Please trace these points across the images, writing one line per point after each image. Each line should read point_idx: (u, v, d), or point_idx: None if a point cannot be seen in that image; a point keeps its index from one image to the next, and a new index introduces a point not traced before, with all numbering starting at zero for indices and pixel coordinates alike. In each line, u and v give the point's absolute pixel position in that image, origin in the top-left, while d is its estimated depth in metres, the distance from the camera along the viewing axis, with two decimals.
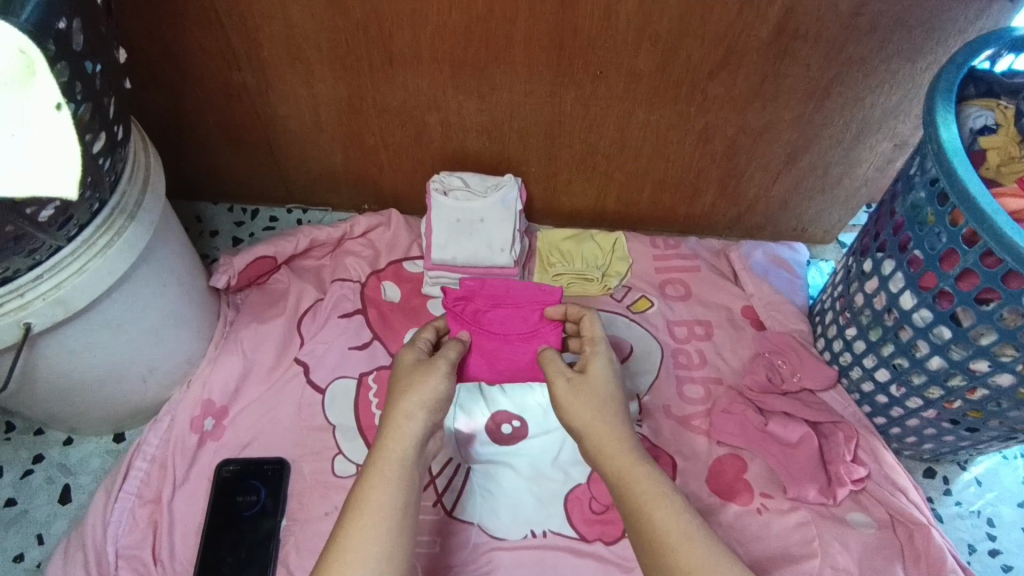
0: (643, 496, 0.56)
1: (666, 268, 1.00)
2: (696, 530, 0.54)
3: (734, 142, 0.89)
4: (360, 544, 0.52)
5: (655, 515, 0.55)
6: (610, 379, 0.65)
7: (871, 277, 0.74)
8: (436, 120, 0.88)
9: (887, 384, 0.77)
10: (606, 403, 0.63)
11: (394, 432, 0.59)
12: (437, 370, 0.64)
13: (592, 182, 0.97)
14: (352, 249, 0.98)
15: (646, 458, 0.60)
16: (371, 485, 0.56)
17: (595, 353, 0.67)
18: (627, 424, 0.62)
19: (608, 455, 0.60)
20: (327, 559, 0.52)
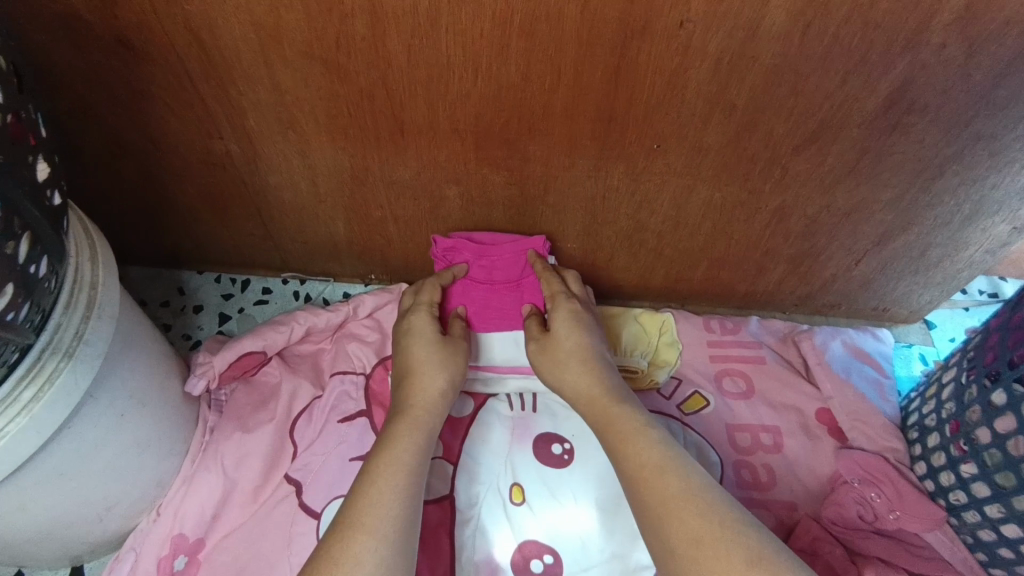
0: (618, 429, 0.59)
1: (723, 357, 0.85)
2: (671, 457, 0.55)
3: (813, 221, 0.73)
4: (382, 496, 0.53)
5: (631, 443, 0.57)
6: (574, 329, 0.68)
7: (1004, 413, 0.59)
8: (456, 193, 0.74)
9: (1016, 541, 0.61)
10: (573, 351, 0.66)
11: (415, 397, 0.63)
12: (455, 347, 0.68)
13: (638, 258, 0.83)
14: (355, 333, 0.85)
15: (622, 392, 0.63)
16: (390, 447, 0.58)
17: (557, 302, 0.71)
18: (599, 365, 0.65)
19: (586, 399, 0.63)
20: (342, 513, 0.53)
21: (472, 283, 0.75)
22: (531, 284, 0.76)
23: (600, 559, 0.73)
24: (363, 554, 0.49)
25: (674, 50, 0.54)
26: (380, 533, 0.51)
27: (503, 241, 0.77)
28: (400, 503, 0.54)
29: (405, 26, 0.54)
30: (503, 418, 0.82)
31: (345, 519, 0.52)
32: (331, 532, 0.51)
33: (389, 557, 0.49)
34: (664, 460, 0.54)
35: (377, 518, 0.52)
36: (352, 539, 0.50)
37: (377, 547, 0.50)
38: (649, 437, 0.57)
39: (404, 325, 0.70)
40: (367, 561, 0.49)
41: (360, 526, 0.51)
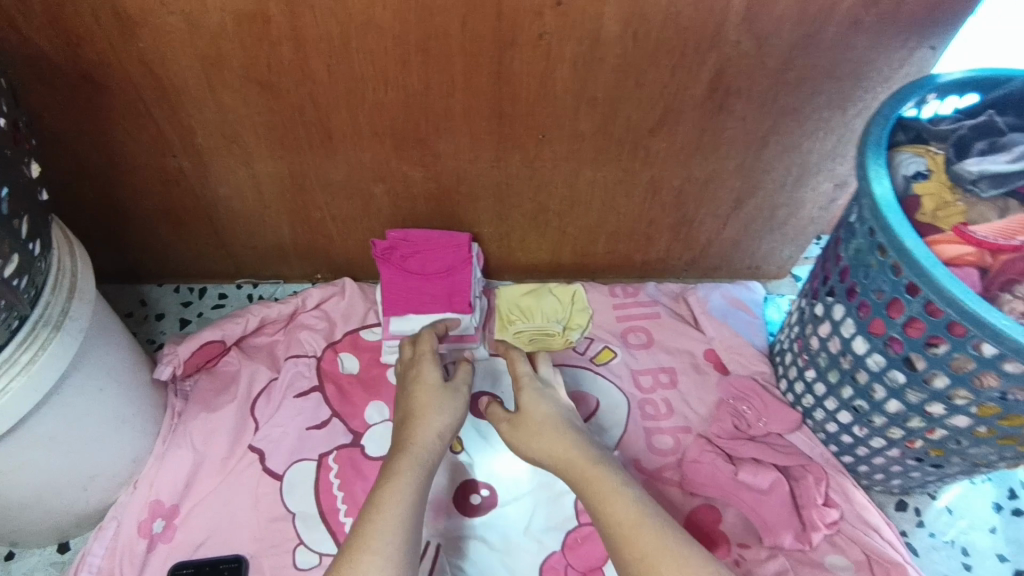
0: (597, 490, 0.61)
1: (627, 316, 1.00)
2: (651, 518, 0.57)
3: (680, 192, 0.90)
4: (388, 526, 0.57)
5: (610, 505, 0.59)
6: (544, 402, 0.70)
7: (824, 321, 0.75)
8: (383, 190, 0.87)
9: (850, 425, 0.77)
10: (546, 424, 0.68)
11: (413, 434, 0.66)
12: (457, 393, 0.71)
13: (546, 238, 0.97)
14: (306, 323, 0.96)
15: (599, 456, 0.64)
16: (393, 482, 0.61)
17: (525, 385, 0.72)
18: (573, 435, 0.67)
19: (564, 466, 0.65)
20: (347, 547, 0.56)
21: (405, 274, 0.86)
22: (456, 279, 0.86)
23: (530, 489, 0.85)
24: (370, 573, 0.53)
25: (540, 56, 0.70)
26: (387, 558, 0.54)
27: (432, 237, 0.87)
28: (402, 529, 0.57)
29: (323, 48, 0.67)
30: None
31: (354, 550, 0.55)
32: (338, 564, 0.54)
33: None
34: (641, 518, 0.57)
35: (382, 543, 0.55)
36: (363, 563, 0.53)
37: (381, 568, 0.53)
38: (627, 497, 0.59)
39: (410, 374, 0.74)
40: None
41: (369, 550, 0.54)
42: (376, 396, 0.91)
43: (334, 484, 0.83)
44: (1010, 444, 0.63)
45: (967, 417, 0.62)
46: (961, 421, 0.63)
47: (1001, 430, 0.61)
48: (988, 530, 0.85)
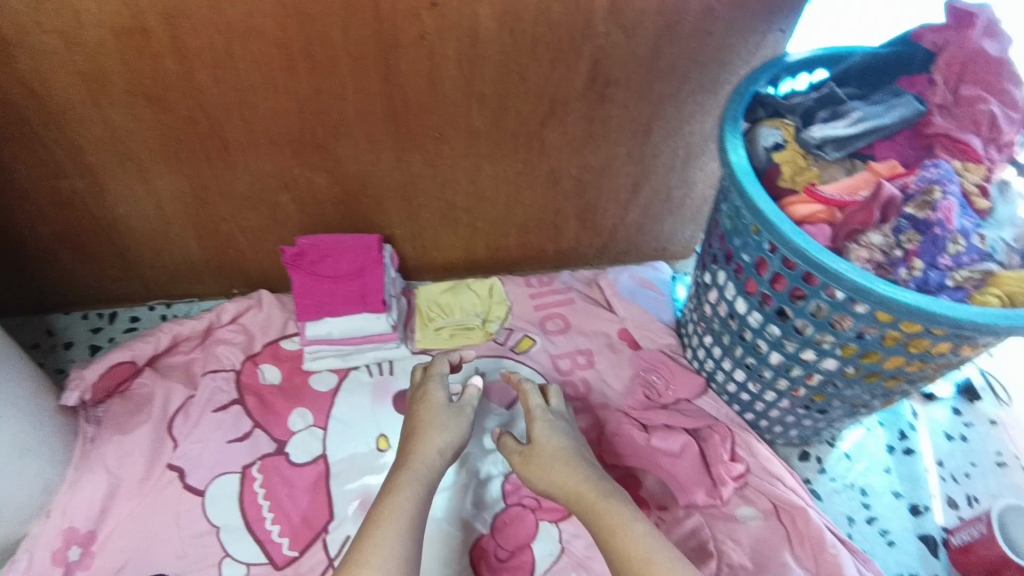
0: (605, 521, 0.64)
1: (544, 304, 1.04)
2: (655, 545, 0.60)
3: (580, 181, 0.94)
4: (386, 537, 0.61)
5: (618, 535, 0.63)
6: (554, 435, 0.75)
7: (711, 288, 0.81)
8: (289, 198, 0.88)
9: (746, 382, 0.83)
10: (555, 456, 0.72)
11: (416, 454, 0.71)
12: (461, 417, 0.77)
13: (458, 235, 1.00)
14: (222, 338, 0.95)
15: (607, 487, 0.68)
16: (395, 497, 0.65)
17: (535, 416, 0.77)
18: (582, 466, 0.71)
19: (573, 498, 0.68)
20: (351, 553, 0.60)
21: (316, 278, 0.87)
22: (368, 280, 0.88)
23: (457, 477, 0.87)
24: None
25: (424, 57, 0.73)
26: (384, 564, 0.58)
27: (342, 241, 0.89)
28: (400, 537, 0.61)
29: (208, 58, 0.69)
30: (363, 384, 0.94)
31: (354, 556, 0.59)
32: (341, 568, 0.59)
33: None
34: (648, 548, 0.60)
35: (381, 555, 0.59)
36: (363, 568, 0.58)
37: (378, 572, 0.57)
38: (635, 528, 0.62)
39: (418, 395, 0.80)
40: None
41: (368, 555, 0.59)
42: (298, 403, 0.91)
43: (259, 493, 0.83)
44: (876, 380, 0.69)
45: (834, 360, 0.68)
46: (831, 364, 0.69)
47: (864, 368, 0.67)
48: (884, 471, 0.92)
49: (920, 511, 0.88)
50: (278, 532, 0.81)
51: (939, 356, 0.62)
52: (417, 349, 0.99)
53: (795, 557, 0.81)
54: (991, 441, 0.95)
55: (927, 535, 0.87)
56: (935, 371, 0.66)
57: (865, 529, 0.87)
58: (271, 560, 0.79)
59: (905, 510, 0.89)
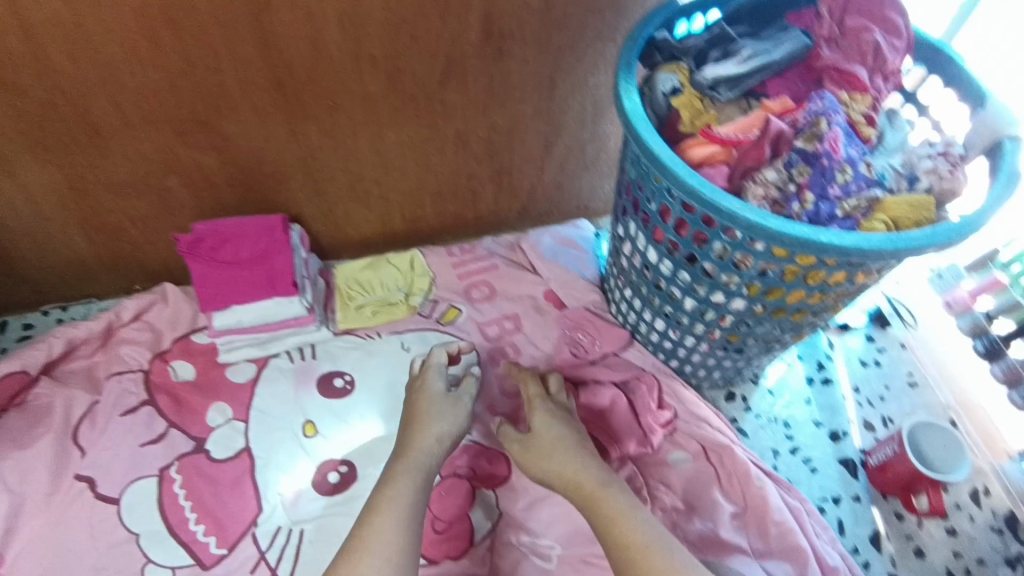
0: (603, 513, 0.67)
1: (468, 272, 1.02)
2: (650, 535, 0.64)
3: (490, 143, 0.92)
4: (385, 524, 0.64)
5: (617, 526, 0.66)
6: (554, 424, 0.77)
7: (625, 240, 0.81)
8: (179, 182, 0.82)
9: (666, 331, 0.84)
10: (555, 445, 0.75)
11: (416, 444, 0.74)
12: (460, 407, 0.80)
13: (371, 208, 0.97)
14: (126, 337, 0.90)
15: (606, 478, 0.71)
16: (394, 485, 0.69)
17: (535, 406, 0.80)
18: (582, 457, 0.73)
19: (571, 488, 0.71)
20: (353, 539, 0.64)
21: (217, 265, 0.82)
22: (274, 262, 0.84)
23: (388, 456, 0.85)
24: (369, 564, 0.61)
25: (302, 18, 0.68)
26: (382, 550, 0.62)
27: (243, 223, 0.85)
28: (398, 522, 0.65)
29: (56, 32, 0.63)
30: (285, 371, 0.91)
31: (357, 542, 0.63)
32: (342, 554, 0.63)
33: (390, 565, 0.61)
34: (645, 538, 0.64)
35: (382, 541, 0.63)
36: (364, 555, 0.62)
37: (377, 559, 0.61)
38: (632, 519, 0.66)
39: (416, 384, 0.83)
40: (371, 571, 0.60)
41: (368, 543, 0.63)
42: (215, 398, 0.87)
43: (179, 495, 0.80)
44: (783, 316, 0.71)
45: (742, 300, 0.70)
46: (739, 304, 0.70)
47: (770, 304, 0.69)
48: (805, 402, 0.95)
49: (840, 437, 0.92)
50: (203, 532, 0.78)
51: (836, 286, 0.63)
52: (340, 330, 0.95)
53: (724, 494, 0.84)
54: (903, 362, 0.98)
55: (847, 459, 0.91)
56: (836, 301, 0.68)
57: (790, 460, 0.91)
58: (197, 561, 0.76)
59: (825, 437, 0.92)
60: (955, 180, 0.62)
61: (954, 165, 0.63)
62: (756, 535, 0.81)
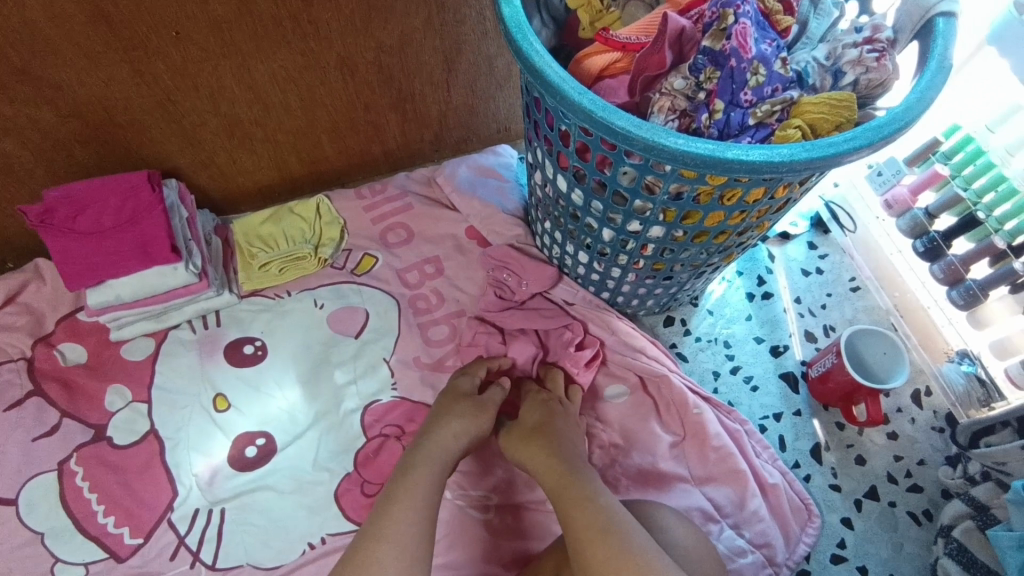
0: (570, 497, 0.62)
1: (382, 215, 0.94)
2: (616, 520, 0.59)
3: (382, 66, 0.81)
4: (403, 515, 0.60)
5: (582, 508, 0.61)
6: (557, 418, 0.73)
7: (536, 167, 0.72)
8: (16, 144, 0.71)
9: (590, 263, 0.78)
10: (542, 435, 0.70)
11: (435, 437, 0.69)
12: (487, 408, 0.73)
13: (260, 153, 0.86)
14: (2, 324, 0.81)
15: (582, 467, 0.66)
16: (414, 475, 0.64)
17: (531, 397, 0.76)
18: (561, 445, 0.69)
19: (546, 475, 0.66)
20: (362, 534, 0.60)
21: (77, 236, 0.72)
22: (141, 226, 0.74)
23: (309, 422, 0.80)
24: (385, 559, 0.57)
25: None
26: (399, 543, 0.58)
27: (102, 184, 0.75)
28: (415, 518, 0.61)
29: None
30: (187, 343, 0.83)
31: (374, 530, 0.59)
32: (352, 550, 0.59)
33: (406, 561, 0.58)
34: (609, 522, 0.59)
35: (396, 529, 0.59)
36: (372, 550, 0.58)
37: (392, 555, 0.58)
38: (597, 503, 0.61)
39: (449, 383, 0.77)
40: (388, 564, 0.57)
41: (386, 536, 0.59)
42: (110, 380, 0.80)
43: (83, 487, 0.74)
44: (706, 240, 0.65)
45: (659, 227, 0.63)
46: (658, 231, 0.64)
47: (689, 230, 0.62)
48: (746, 319, 0.91)
49: (780, 351, 0.89)
50: (114, 524, 0.73)
51: (755, 204, 0.57)
52: (245, 292, 0.87)
53: (663, 425, 0.81)
54: (844, 267, 0.95)
55: (787, 373, 0.88)
56: (760, 220, 0.62)
57: (730, 380, 0.88)
58: (112, 554, 0.72)
59: (767, 353, 0.89)
60: (884, 71, 0.55)
61: (882, 53, 0.55)
62: (696, 461, 0.79)
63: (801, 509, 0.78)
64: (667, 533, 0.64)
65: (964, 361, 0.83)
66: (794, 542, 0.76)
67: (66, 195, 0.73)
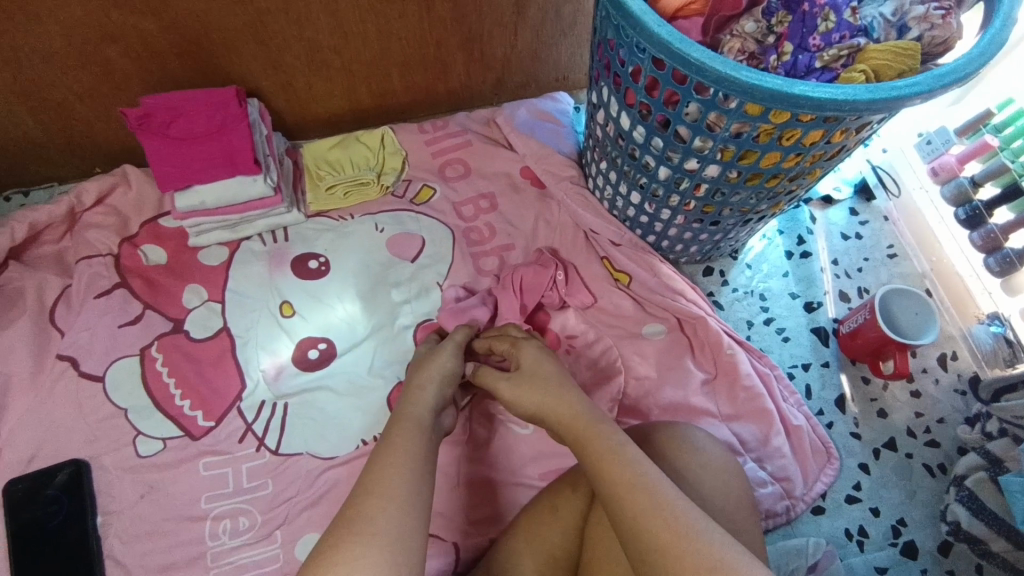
0: (593, 452, 0.56)
1: (441, 150, 0.99)
2: (643, 473, 0.53)
3: (457, 3, 0.85)
4: (394, 465, 0.51)
5: (606, 461, 0.55)
6: (553, 366, 0.67)
7: (600, 107, 0.76)
8: (119, 52, 0.76)
9: (642, 204, 0.82)
10: (549, 380, 0.65)
11: (414, 396, 0.62)
12: (444, 351, 0.70)
13: (334, 81, 0.91)
14: (91, 222, 0.88)
15: (599, 416, 0.60)
16: (402, 427, 0.56)
17: (522, 344, 0.71)
18: (573, 393, 0.63)
19: (563, 427, 0.61)
20: (357, 490, 0.49)
21: (171, 141, 0.78)
22: (227, 136, 0.79)
23: (366, 333, 0.87)
24: (378, 515, 0.47)
25: None
26: (393, 496, 0.48)
27: (192, 96, 0.80)
28: (415, 471, 0.51)
29: None
30: (258, 254, 0.90)
31: (361, 486, 0.49)
32: (341, 514, 0.48)
33: (400, 518, 0.47)
34: (636, 475, 0.53)
35: (389, 484, 0.49)
36: (369, 505, 0.48)
37: (389, 510, 0.47)
38: (623, 456, 0.55)
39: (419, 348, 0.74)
40: (379, 518, 0.47)
41: (377, 490, 0.49)
42: (188, 280, 0.87)
43: (163, 373, 0.81)
44: (758, 182, 0.68)
45: (716, 165, 0.66)
46: (713, 170, 0.67)
47: (745, 170, 0.66)
48: (782, 276, 0.95)
49: (814, 307, 0.93)
50: (189, 406, 0.80)
51: (812, 146, 0.60)
52: (312, 212, 0.93)
53: (696, 363, 0.86)
54: (884, 234, 0.97)
55: (819, 328, 0.92)
56: (813, 166, 0.65)
57: (763, 330, 0.92)
58: (186, 433, 0.79)
59: (801, 308, 0.93)
60: (948, 29, 0.58)
61: (948, 11, 0.58)
62: (725, 400, 0.84)
63: (820, 452, 0.83)
64: (700, 450, 0.68)
65: (993, 323, 0.87)
66: (812, 479, 0.81)
67: (161, 103, 0.79)
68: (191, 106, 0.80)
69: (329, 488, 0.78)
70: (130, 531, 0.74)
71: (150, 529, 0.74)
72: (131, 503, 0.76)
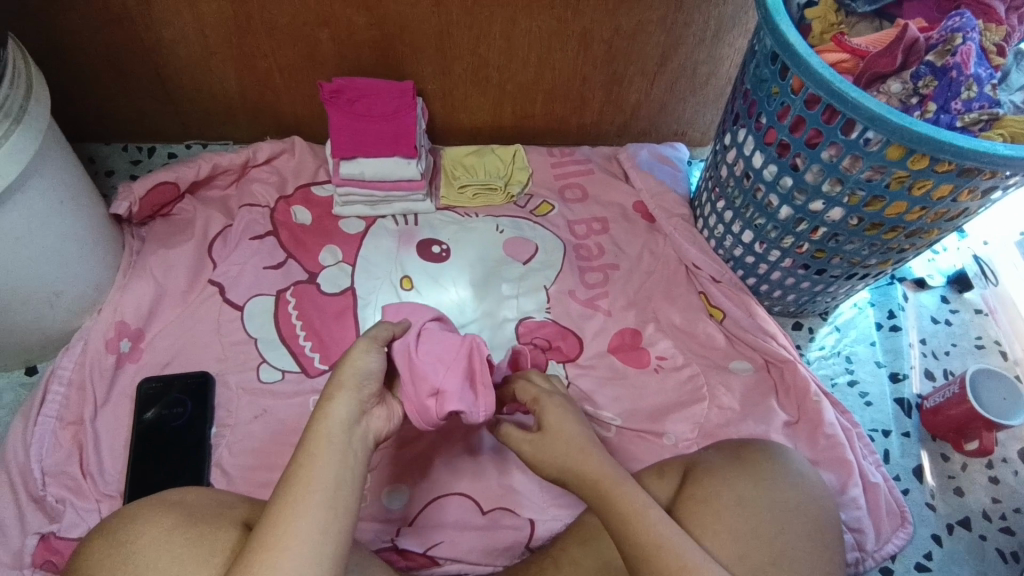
0: (616, 512, 0.60)
1: (564, 174, 1.09)
2: (670, 536, 0.58)
3: (611, 45, 0.97)
4: (297, 511, 0.49)
5: (632, 523, 0.59)
6: (568, 422, 0.68)
7: (731, 148, 0.84)
8: (327, 36, 0.90)
9: (752, 244, 0.89)
10: (572, 444, 0.65)
11: (326, 412, 0.55)
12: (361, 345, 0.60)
13: (487, 96, 1.03)
14: (256, 176, 1.00)
15: (619, 470, 0.64)
16: (315, 456, 0.52)
17: (545, 402, 0.70)
18: (591, 449, 0.65)
19: (583, 483, 0.64)
20: (258, 533, 0.49)
21: (354, 116, 0.91)
22: (399, 121, 0.92)
23: (474, 317, 0.94)
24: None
25: None
26: (293, 553, 0.47)
27: (377, 84, 0.93)
28: (322, 520, 0.49)
29: None
30: (390, 231, 0.99)
31: (263, 533, 0.48)
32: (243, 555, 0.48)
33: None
34: (662, 537, 0.58)
35: (291, 537, 0.48)
36: (261, 560, 0.47)
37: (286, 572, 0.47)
38: (648, 516, 0.59)
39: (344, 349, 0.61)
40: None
41: (276, 544, 0.48)
42: (328, 241, 0.96)
43: (293, 314, 0.90)
44: (876, 233, 0.74)
45: (841, 209, 0.73)
46: (837, 214, 0.74)
47: (867, 217, 0.72)
48: (870, 343, 0.98)
49: (899, 378, 0.95)
50: (310, 347, 0.88)
51: (939, 201, 0.67)
52: (442, 205, 1.03)
53: (780, 405, 0.89)
54: (974, 325, 1.01)
55: (902, 399, 0.94)
56: (933, 224, 0.71)
57: (846, 390, 0.95)
58: (303, 370, 0.86)
59: (886, 377, 0.96)
60: None
61: None
62: (806, 444, 0.86)
63: (896, 514, 0.83)
64: (796, 464, 0.70)
65: None
66: (884, 539, 0.81)
67: (350, 85, 0.92)
68: (374, 90, 0.93)
69: (421, 446, 0.82)
70: (239, 446, 0.80)
71: (257, 446, 0.80)
72: (245, 421, 0.82)
